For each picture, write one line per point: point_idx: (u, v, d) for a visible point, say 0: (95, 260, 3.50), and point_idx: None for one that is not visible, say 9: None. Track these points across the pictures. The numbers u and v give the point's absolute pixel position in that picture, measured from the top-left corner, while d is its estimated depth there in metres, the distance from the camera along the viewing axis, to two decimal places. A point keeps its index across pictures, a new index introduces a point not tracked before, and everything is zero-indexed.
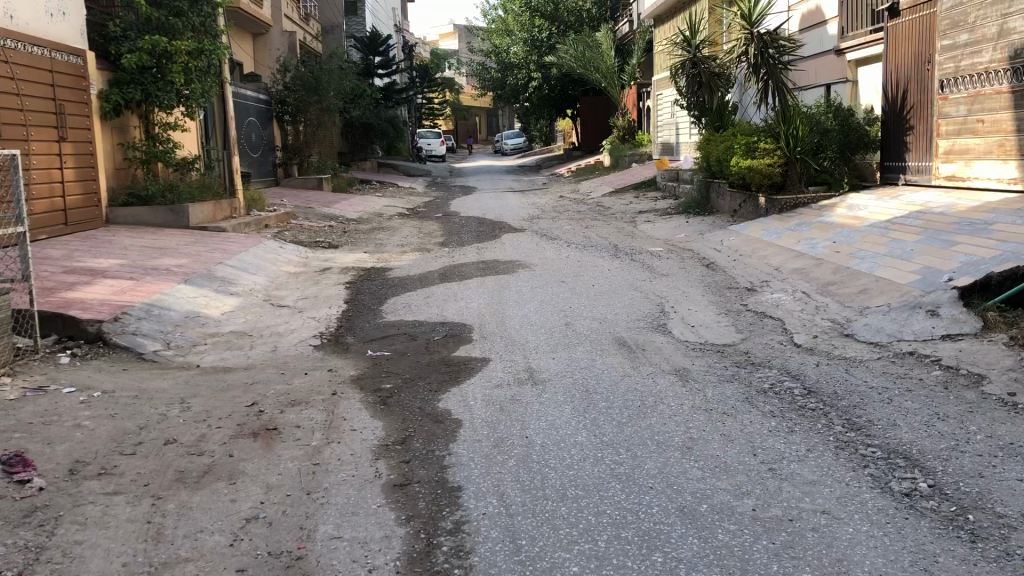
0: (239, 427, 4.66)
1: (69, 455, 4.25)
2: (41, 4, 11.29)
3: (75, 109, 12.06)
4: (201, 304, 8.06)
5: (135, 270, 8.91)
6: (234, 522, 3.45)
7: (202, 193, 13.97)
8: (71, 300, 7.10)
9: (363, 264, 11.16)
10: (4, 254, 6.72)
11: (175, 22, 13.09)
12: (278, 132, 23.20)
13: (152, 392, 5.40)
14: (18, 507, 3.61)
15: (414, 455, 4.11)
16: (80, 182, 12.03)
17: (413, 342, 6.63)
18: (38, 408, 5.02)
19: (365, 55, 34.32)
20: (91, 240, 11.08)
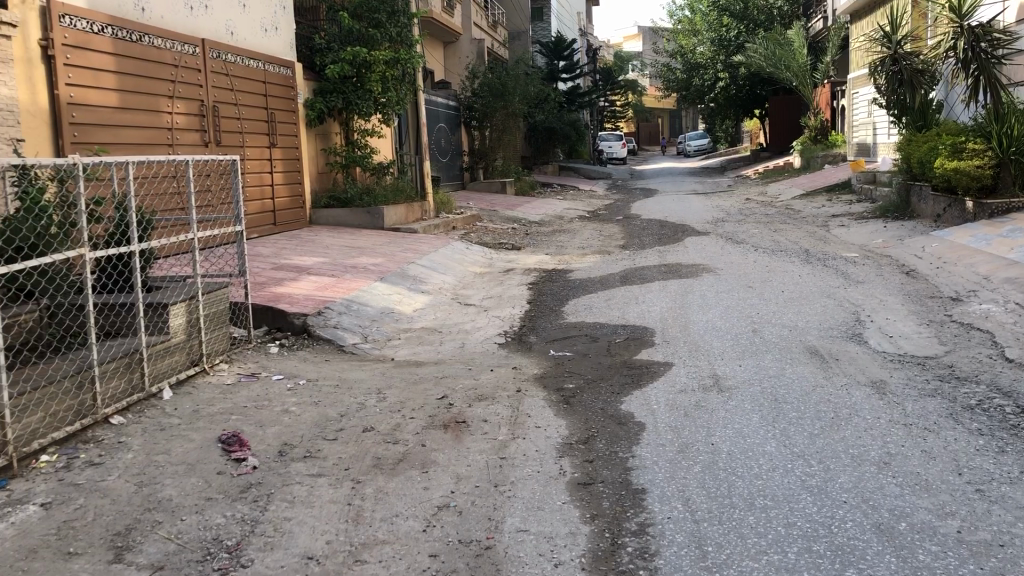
0: (431, 418, 4.86)
1: (280, 437, 4.60)
2: (257, 20, 12.22)
3: (284, 117, 12.93)
4: (394, 301, 8.46)
5: (335, 268, 9.47)
6: (427, 509, 3.61)
7: (396, 195, 14.64)
8: (281, 295, 7.66)
9: (546, 266, 11.34)
10: (224, 251, 7.34)
11: (374, 34, 13.81)
12: (465, 137, 23.95)
13: (351, 382, 5.74)
14: (236, 483, 3.96)
15: (598, 455, 4.15)
16: (286, 185, 12.89)
17: (595, 343, 6.69)
18: (252, 393, 5.47)
19: (550, 60, 34.83)
20: (296, 239, 11.88)
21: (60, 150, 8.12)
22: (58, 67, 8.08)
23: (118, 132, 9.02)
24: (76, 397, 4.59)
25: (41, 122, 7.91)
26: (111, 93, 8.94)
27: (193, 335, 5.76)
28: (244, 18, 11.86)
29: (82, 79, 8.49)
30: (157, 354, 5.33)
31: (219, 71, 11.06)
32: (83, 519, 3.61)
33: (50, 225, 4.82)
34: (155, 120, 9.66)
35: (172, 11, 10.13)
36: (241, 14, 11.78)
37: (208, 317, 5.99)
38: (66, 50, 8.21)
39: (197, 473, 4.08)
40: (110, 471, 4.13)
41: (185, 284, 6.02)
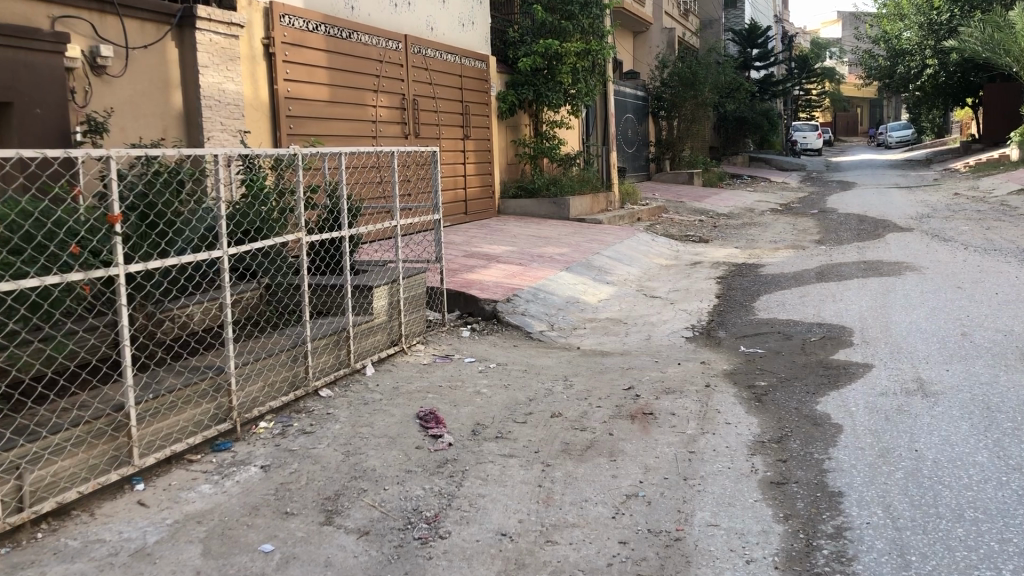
0: (618, 408, 4.90)
1: (473, 417, 4.78)
2: (454, 15, 12.63)
3: (478, 109, 13.31)
4: (580, 291, 8.56)
5: (524, 257, 9.68)
6: (616, 497, 3.66)
7: (583, 186, 14.76)
8: (472, 281, 7.95)
9: (734, 260, 11.09)
10: (421, 237, 7.69)
11: (566, 26, 13.95)
12: (652, 128, 23.73)
13: (539, 368, 5.88)
14: (433, 459, 4.17)
15: (792, 455, 4.05)
16: (478, 176, 13.29)
17: (788, 341, 6.50)
18: (446, 373, 5.72)
19: (743, 48, 33.86)
20: (486, 227, 12.24)
21: (277, 141, 8.77)
22: (277, 63, 8.70)
23: (328, 124, 9.61)
24: (291, 369, 4.96)
25: (261, 116, 8.57)
26: (323, 87, 9.52)
27: (394, 317, 6.09)
28: (442, 14, 12.29)
29: (298, 75, 9.09)
30: (362, 333, 5.67)
31: (419, 66, 11.53)
32: (297, 482, 3.92)
33: (272, 211, 5.24)
34: (361, 113, 10.23)
35: (378, 9, 10.67)
36: (441, 10, 12.23)
37: (407, 300, 6.30)
38: (284, 48, 8.82)
39: (397, 446, 4.34)
40: (320, 439, 4.46)
41: (387, 269, 6.36)
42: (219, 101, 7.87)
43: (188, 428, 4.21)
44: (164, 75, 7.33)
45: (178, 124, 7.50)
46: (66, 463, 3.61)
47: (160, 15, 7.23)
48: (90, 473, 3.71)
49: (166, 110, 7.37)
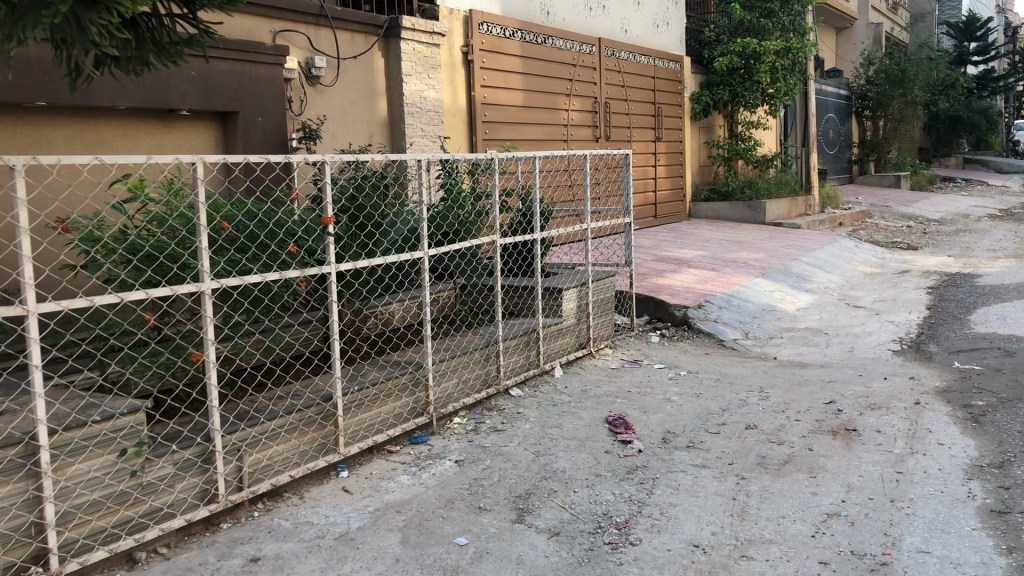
0: (818, 422, 4.68)
1: (663, 424, 4.72)
2: (649, 17, 12.54)
3: (671, 111, 13.14)
4: (776, 298, 8.26)
5: (716, 262, 9.46)
6: (815, 515, 3.50)
7: (779, 189, 14.26)
8: (663, 286, 7.86)
9: (948, 268, 10.35)
10: (612, 240, 7.67)
11: (765, 23, 13.55)
12: (856, 128, 22.59)
13: (733, 377, 5.72)
14: (623, 464, 4.14)
15: (1015, 482, 3.72)
16: (669, 178, 13.13)
17: (1010, 358, 5.99)
18: (635, 378, 5.67)
19: (959, 42, 31.55)
20: (676, 231, 12.07)
21: (474, 146, 9.04)
22: (475, 70, 8.96)
23: (522, 128, 9.80)
24: (484, 367, 5.09)
25: (459, 121, 8.86)
26: (517, 92, 9.71)
27: (583, 319, 6.11)
28: (637, 16, 12.22)
29: (494, 80, 9.31)
30: (552, 334, 5.74)
31: (613, 69, 11.53)
32: (490, 478, 4.01)
33: (469, 214, 5.38)
34: (555, 117, 10.36)
35: (573, 13, 10.78)
36: (636, 12, 12.19)
37: (597, 303, 6.30)
38: (483, 55, 9.07)
39: (587, 449, 4.35)
40: (512, 438, 4.54)
41: (577, 272, 6.38)
42: (421, 108, 8.19)
43: (388, 420, 4.42)
44: (371, 84, 7.72)
45: (383, 129, 7.89)
46: (280, 447, 3.90)
47: (369, 26, 7.61)
48: (300, 459, 3.98)
49: (373, 117, 7.76)
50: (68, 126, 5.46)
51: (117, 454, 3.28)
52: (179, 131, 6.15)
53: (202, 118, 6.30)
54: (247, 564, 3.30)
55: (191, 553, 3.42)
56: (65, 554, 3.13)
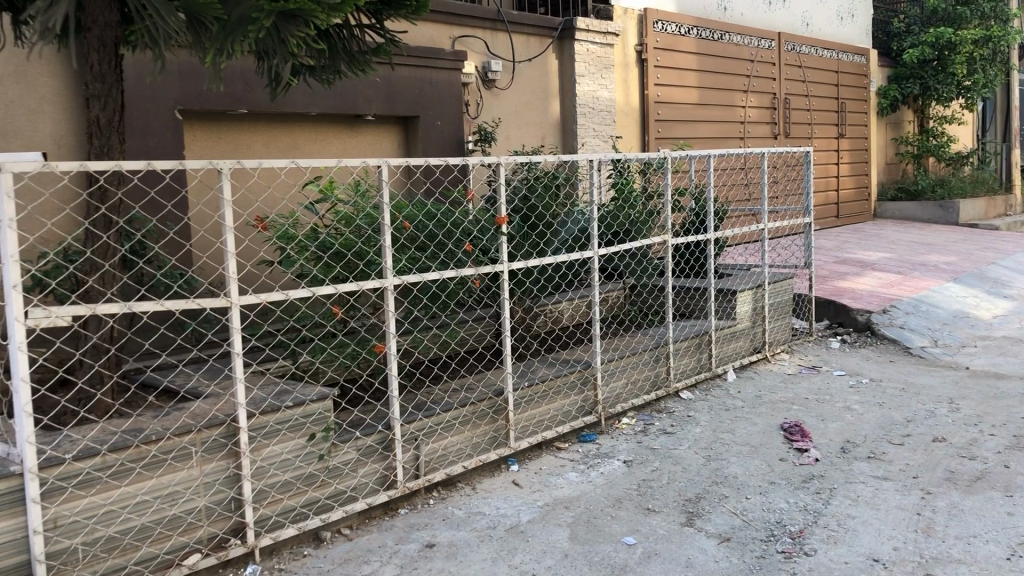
0: (1015, 438, 4.36)
1: (842, 433, 4.53)
2: (833, 9, 12.03)
3: (856, 107, 12.57)
4: (971, 304, 7.73)
5: (903, 265, 8.96)
6: (1011, 536, 3.27)
7: (976, 187, 13.34)
8: (844, 289, 7.54)
9: None
10: (790, 241, 7.43)
11: (962, 11, 12.79)
12: None
13: (920, 387, 5.41)
14: (798, 472, 4.02)
15: None
16: (853, 177, 12.57)
17: None
18: (813, 385, 5.47)
19: None
20: (859, 232, 11.53)
21: (647, 146, 8.99)
22: (650, 69, 8.90)
23: (697, 127, 9.66)
24: (654, 369, 5.07)
25: (632, 120, 8.84)
26: (692, 90, 9.57)
27: (758, 323, 5.96)
28: (820, 9, 11.77)
29: (669, 79, 9.22)
30: (724, 337, 5.63)
31: (793, 64, 11.14)
32: (659, 480, 3.99)
33: (640, 214, 5.37)
34: (731, 115, 10.15)
35: (752, 8, 10.52)
36: (818, 5, 11.73)
37: (773, 307, 6.13)
38: (657, 54, 9.00)
39: (760, 456, 4.25)
40: (681, 441, 4.49)
41: (752, 274, 6.22)
42: (594, 108, 8.23)
43: (557, 417, 4.49)
44: (545, 86, 7.84)
45: (556, 130, 7.99)
46: (454, 439, 4.05)
47: (545, 29, 7.71)
48: (473, 451, 4.12)
49: (546, 118, 7.87)
50: (265, 131, 5.86)
51: (306, 438, 3.51)
52: (365, 134, 6.46)
53: (385, 122, 6.59)
54: (423, 549, 3.45)
55: (371, 535, 3.61)
56: (260, 529, 3.38)
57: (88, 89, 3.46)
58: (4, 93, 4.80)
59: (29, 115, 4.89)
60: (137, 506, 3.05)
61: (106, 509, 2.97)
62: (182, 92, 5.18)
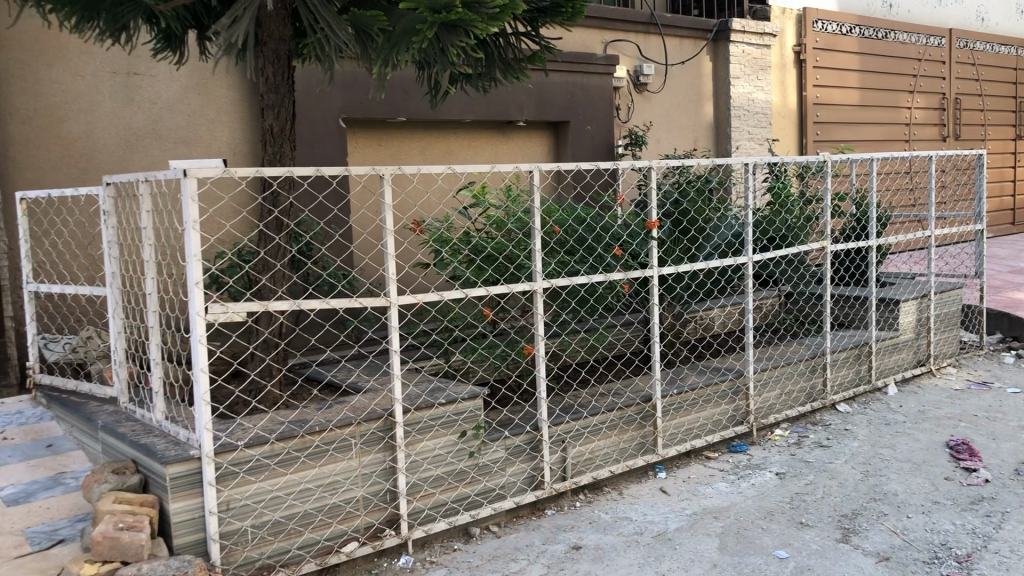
0: None
1: (1016, 454, 4.25)
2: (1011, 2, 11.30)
3: None
4: None
5: None
6: None
7: None
8: (1019, 301, 7.06)
9: None
10: (960, 250, 7.02)
11: None
12: None
13: None
14: (966, 493, 3.81)
15: None
16: None
17: None
18: (983, 401, 5.16)
19: None
20: None
21: (804, 149, 8.72)
22: (808, 69, 8.62)
23: (858, 129, 9.28)
24: (809, 379, 4.92)
25: (789, 123, 8.58)
26: (854, 90, 9.20)
27: (923, 334, 5.67)
28: (996, 2, 11.08)
29: (829, 79, 8.90)
30: (886, 349, 5.39)
31: (965, 62, 10.53)
32: (813, 494, 3.87)
33: (796, 219, 5.21)
34: (896, 116, 9.69)
35: (920, 4, 10.02)
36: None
37: (939, 318, 5.82)
38: (816, 54, 8.71)
39: (924, 473, 4.05)
40: (837, 455, 4.34)
41: (917, 283, 5.93)
42: (749, 110, 8.05)
43: (707, 425, 4.43)
44: (698, 89, 7.73)
45: (709, 134, 7.87)
46: (601, 443, 4.06)
47: (699, 31, 7.61)
48: (620, 456, 4.12)
49: (699, 122, 7.77)
50: (421, 138, 6.05)
51: (457, 435, 3.62)
52: (517, 140, 6.57)
53: (537, 127, 6.67)
54: (570, 550, 3.48)
55: (519, 533, 3.68)
56: (413, 522, 3.51)
57: (263, 100, 3.65)
58: (188, 105, 5.18)
59: (210, 123, 5.26)
60: (301, 493, 3.22)
61: (273, 494, 3.16)
62: (346, 101, 5.42)
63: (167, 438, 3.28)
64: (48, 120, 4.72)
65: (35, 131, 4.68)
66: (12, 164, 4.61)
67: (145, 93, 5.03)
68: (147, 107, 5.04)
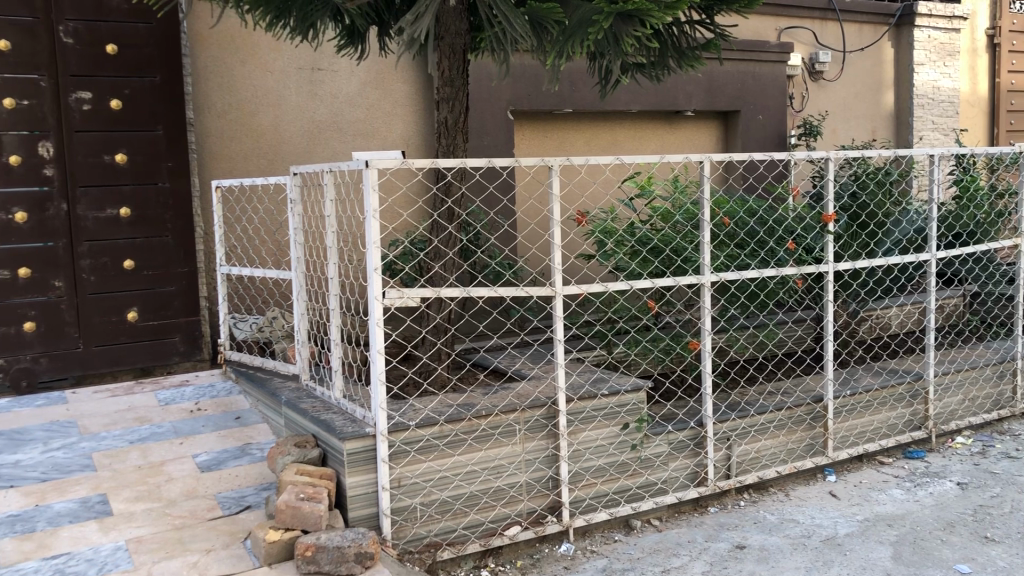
0: None
1: None
2: None
3: None
4: None
5: None
6: None
7: None
8: None
9: None
10: None
11: None
12: None
13: None
14: None
15: None
16: None
17: None
18: None
19: None
20: None
21: (994, 140, 8.18)
22: (1002, 54, 8.07)
23: None
24: (996, 386, 4.62)
25: (979, 112, 8.06)
26: None
27: None
28: None
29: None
30: None
31: None
32: (1000, 508, 3.63)
33: (986, 215, 4.89)
34: None
35: None
36: None
37: None
38: (1012, 37, 8.13)
39: None
40: None
41: None
42: (934, 99, 7.60)
43: (882, 429, 4.24)
44: (878, 77, 7.37)
45: (889, 123, 7.49)
46: (768, 442, 3.96)
47: (880, 16, 7.25)
48: (788, 457, 4.01)
49: (878, 111, 7.40)
50: (588, 129, 6.07)
51: (620, 427, 3.62)
52: (685, 131, 6.47)
53: (705, 118, 6.55)
54: (733, 549, 3.42)
55: (681, 529, 3.65)
56: (575, 510, 3.55)
57: (438, 94, 3.76)
58: (366, 99, 5.41)
59: (385, 117, 5.47)
60: (467, 475, 3.32)
61: (441, 475, 3.27)
62: (515, 93, 5.50)
63: (345, 415, 3.45)
64: (240, 113, 5.04)
65: (229, 124, 5.01)
66: (209, 154, 4.96)
67: (327, 87, 5.28)
68: (329, 101, 5.30)
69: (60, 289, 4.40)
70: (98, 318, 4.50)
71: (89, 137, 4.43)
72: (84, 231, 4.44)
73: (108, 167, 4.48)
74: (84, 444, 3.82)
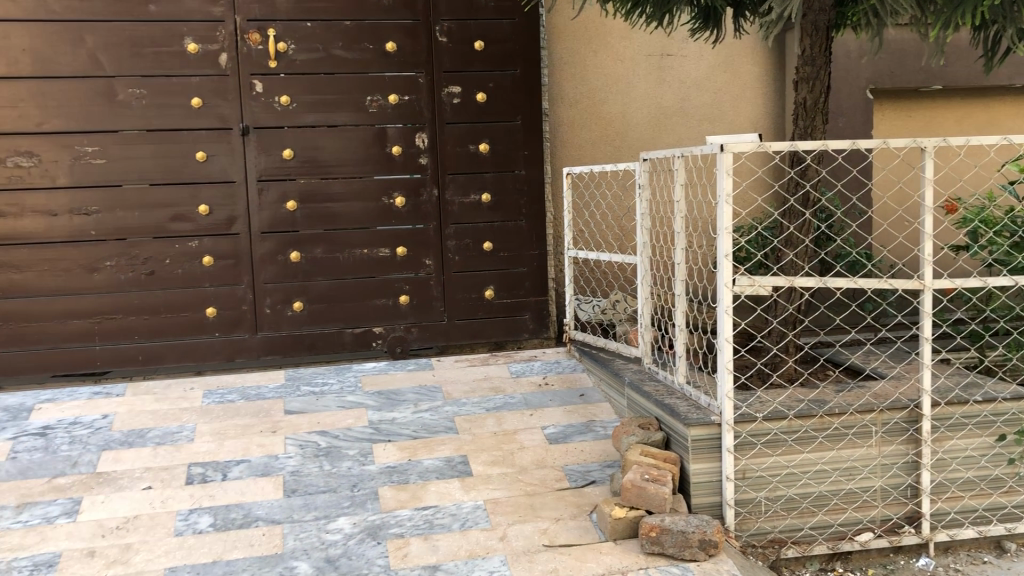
0: None
1: None
2: None
3: None
4: None
5: None
6: None
7: None
8: None
9: None
10: None
11: None
12: None
13: None
14: None
15: None
16: None
17: None
18: None
19: None
20: None
21: None
22: None
23: None
24: None
25: None
26: None
27: None
28: None
29: None
30: None
31: None
32: None
33: None
34: None
35: None
36: None
37: None
38: None
39: None
40: None
41: None
42: None
43: None
44: None
45: None
46: None
47: None
48: None
49: None
50: (961, 106, 5.50)
51: (995, 438, 3.26)
52: None
53: None
54: None
55: None
56: (937, 523, 3.26)
57: (798, 75, 3.59)
58: (715, 82, 5.34)
59: (733, 100, 5.36)
60: (817, 474, 3.18)
61: (789, 471, 3.16)
62: (875, 70, 5.15)
63: (689, 402, 3.44)
64: (590, 102, 5.21)
65: (579, 112, 5.20)
66: (560, 141, 5.18)
67: (676, 72, 5.29)
68: (677, 86, 5.30)
69: (429, 267, 4.84)
70: (460, 294, 4.89)
71: (458, 128, 4.81)
72: (451, 214, 4.84)
73: (473, 156, 4.84)
74: (448, 409, 4.18)
